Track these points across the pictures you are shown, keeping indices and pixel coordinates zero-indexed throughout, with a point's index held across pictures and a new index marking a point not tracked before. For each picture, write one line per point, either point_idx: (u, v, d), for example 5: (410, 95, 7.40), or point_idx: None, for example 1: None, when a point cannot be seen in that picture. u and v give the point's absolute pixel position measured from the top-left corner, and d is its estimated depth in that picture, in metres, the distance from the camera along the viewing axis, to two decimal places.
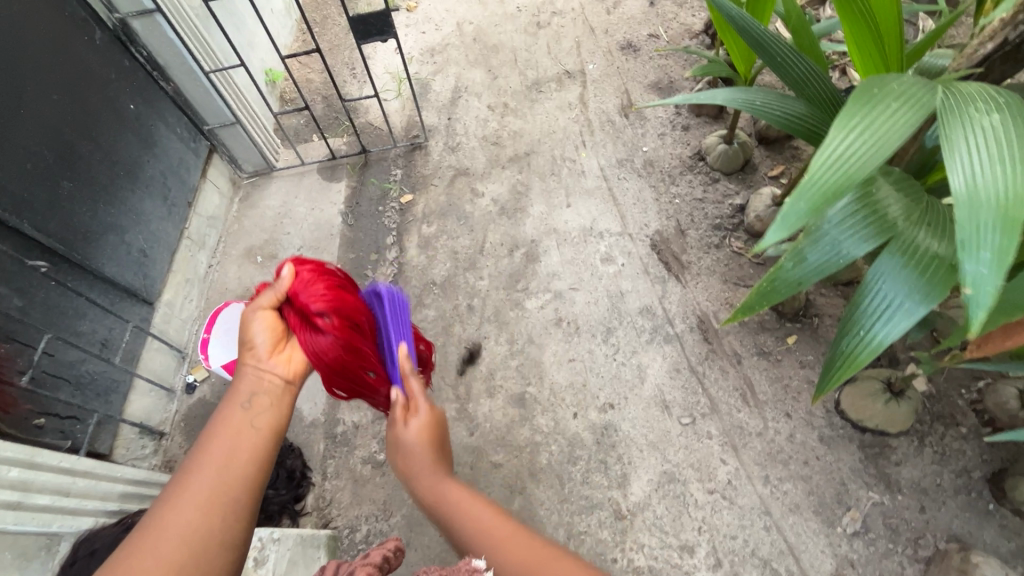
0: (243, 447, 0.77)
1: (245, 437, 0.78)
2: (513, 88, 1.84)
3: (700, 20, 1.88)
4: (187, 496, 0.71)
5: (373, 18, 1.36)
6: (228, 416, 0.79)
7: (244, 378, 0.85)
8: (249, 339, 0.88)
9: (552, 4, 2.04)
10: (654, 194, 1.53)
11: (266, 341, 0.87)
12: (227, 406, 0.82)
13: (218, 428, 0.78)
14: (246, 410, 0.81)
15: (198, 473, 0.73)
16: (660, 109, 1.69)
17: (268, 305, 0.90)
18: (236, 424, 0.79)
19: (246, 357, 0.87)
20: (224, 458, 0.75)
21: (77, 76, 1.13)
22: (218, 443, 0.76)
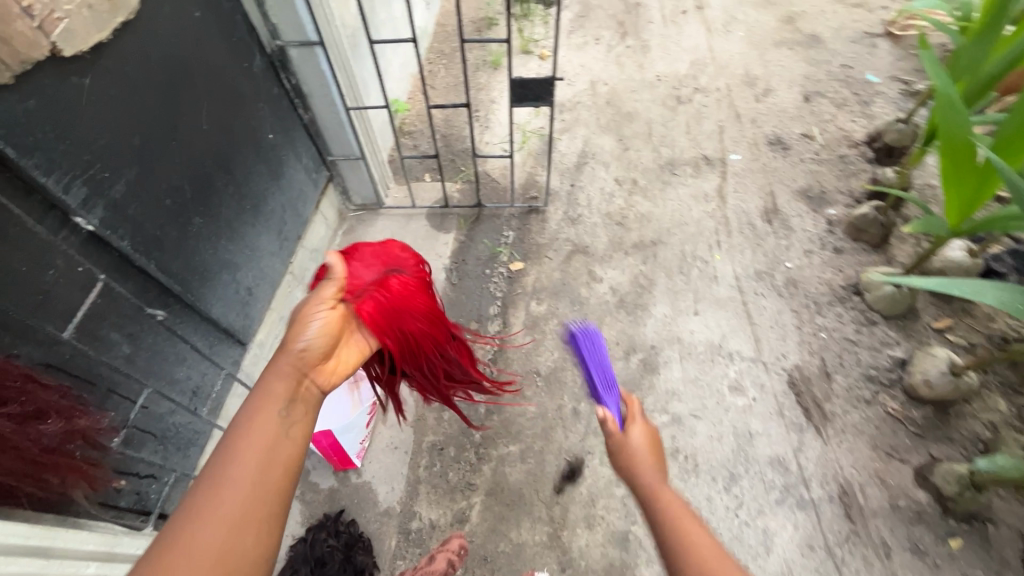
0: (274, 474, 0.62)
1: (280, 455, 0.63)
2: (645, 165, 1.72)
3: (861, 127, 1.72)
4: (205, 531, 0.56)
5: (534, 84, 1.26)
6: (262, 422, 0.64)
7: (279, 378, 0.68)
8: (300, 320, 0.73)
9: (694, 79, 1.93)
10: (795, 321, 1.37)
11: (322, 334, 0.72)
12: (258, 400, 0.66)
13: (249, 434, 0.63)
14: (280, 416, 0.65)
15: (219, 507, 0.57)
16: (808, 222, 1.53)
17: (329, 301, 0.75)
18: (268, 432, 0.64)
19: (288, 341, 0.71)
20: (248, 489, 0.59)
21: (229, 105, 1.05)
22: (249, 457, 0.61)
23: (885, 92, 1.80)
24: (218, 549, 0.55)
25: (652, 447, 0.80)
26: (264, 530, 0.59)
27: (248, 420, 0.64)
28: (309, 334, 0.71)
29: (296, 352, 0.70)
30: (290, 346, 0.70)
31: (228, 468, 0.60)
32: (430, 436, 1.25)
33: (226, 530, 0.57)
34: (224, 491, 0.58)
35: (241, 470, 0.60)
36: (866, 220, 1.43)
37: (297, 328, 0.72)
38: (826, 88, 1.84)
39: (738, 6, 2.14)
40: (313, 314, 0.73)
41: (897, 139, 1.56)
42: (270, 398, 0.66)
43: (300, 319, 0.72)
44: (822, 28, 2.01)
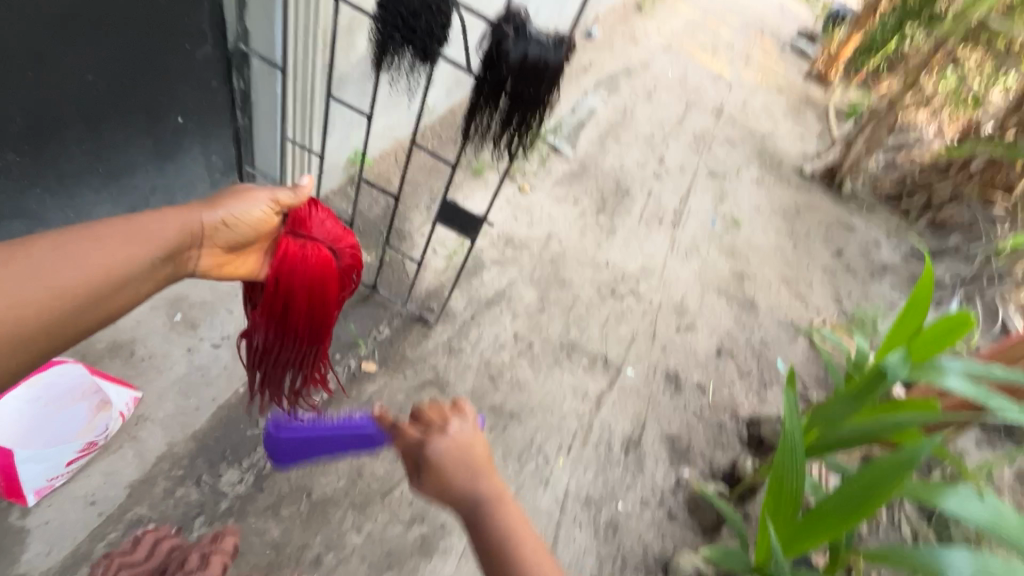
0: (119, 294, 0.71)
1: (127, 287, 0.71)
2: (549, 335, 1.69)
3: (749, 405, 1.75)
4: (28, 289, 0.64)
5: (463, 214, 1.23)
6: (137, 250, 0.72)
7: (171, 227, 0.75)
8: (234, 198, 0.80)
9: (636, 281, 1.98)
10: (592, 570, 1.26)
11: (251, 224, 0.81)
12: (142, 234, 0.73)
13: (127, 244, 0.71)
14: (157, 251, 0.74)
15: (57, 283, 0.66)
16: (659, 472, 1.48)
17: (276, 205, 0.83)
18: (138, 258, 0.72)
19: (206, 205, 0.79)
20: (93, 286, 0.68)
21: (138, 71, 0.96)
22: (85, 276, 0.68)
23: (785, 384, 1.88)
24: (35, 314, 0.64)
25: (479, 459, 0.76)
26: (76, 322, 0.68)
27: (123, 240, 0.71)
28: (236, 219, 0.80)
29: (209, 223, 0.78)
30: (208, 211, 0.78)
31: (87, 266, 0.68)
32: (143, 508, 1.05)
33: (42, 300, 0.65)
34: (70, 279, 0.66)
35: (92, 268, 0.68)
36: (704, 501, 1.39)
37: (231, 202, 0.80)
38: (738, 352, 1.90)
39: (706, 241, 2.28)
40: (255, 206, 0.81)
41: (770, 435, 1.57)
42: (158, 232, 0.74)
43: (244, 197, 0.81)
44: (761, 299, 2.14)
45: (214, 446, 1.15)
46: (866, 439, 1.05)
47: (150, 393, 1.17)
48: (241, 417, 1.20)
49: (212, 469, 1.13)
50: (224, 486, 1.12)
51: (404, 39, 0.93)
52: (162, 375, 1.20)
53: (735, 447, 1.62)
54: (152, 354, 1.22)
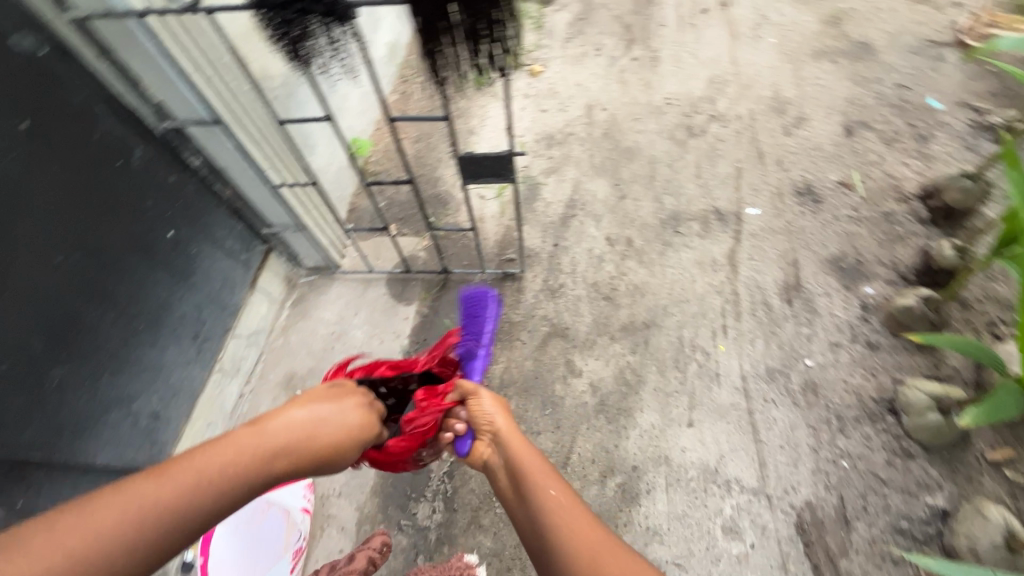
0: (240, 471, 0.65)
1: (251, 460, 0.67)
2: (644, 219, 1.46)
3: (914, 174, 1.41)
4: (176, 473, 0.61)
5: (489, 160, 1.02)
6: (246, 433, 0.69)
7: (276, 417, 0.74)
8: (308, 402, 0.78)
9: (711, 102, 1.62)
10: (810, 441, 1.13)
11: (344, 426, 0.79)
12: (247, 433, 0.70)
13: (213, 449, 0.65)
14: (274, 441, 0.70)
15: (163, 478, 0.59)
16: (837, 305, 1.26)
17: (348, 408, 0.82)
18: (231, 472, 0.65)
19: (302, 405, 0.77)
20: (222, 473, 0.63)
21: (97, 219, 0.86)
22: (227, 462, 0.64)
23: (950, 123, 1.47)
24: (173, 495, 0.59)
25: (507, 418, 0.88)
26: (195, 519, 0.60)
27: (211, 450, 0.65)
28: (327, 415, 0.78)
29: (311, 412, 0.76)
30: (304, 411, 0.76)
31: (192, 461, 0.63)
32: None
33: (199, 477, 0.62)
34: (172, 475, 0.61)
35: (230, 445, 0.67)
36: (909, 315, 1.16)
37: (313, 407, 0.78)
38: (873, 117, 1.52)
39: (772, 3, 1.79)
40: (342, 408, 0.81)
41: (961, 198, 1.25)
42: (235, 438, 0.68)
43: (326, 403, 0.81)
44: (874, 35, 1.66)
45: (395, 491, 1.18)
46: None
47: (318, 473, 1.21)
48: None
49: (405, 511, 1.16)
50: (423, 521, 1.15)
51: (300, 12, 0.69)
52: None
53: (919, 232, 1.32)
54: None
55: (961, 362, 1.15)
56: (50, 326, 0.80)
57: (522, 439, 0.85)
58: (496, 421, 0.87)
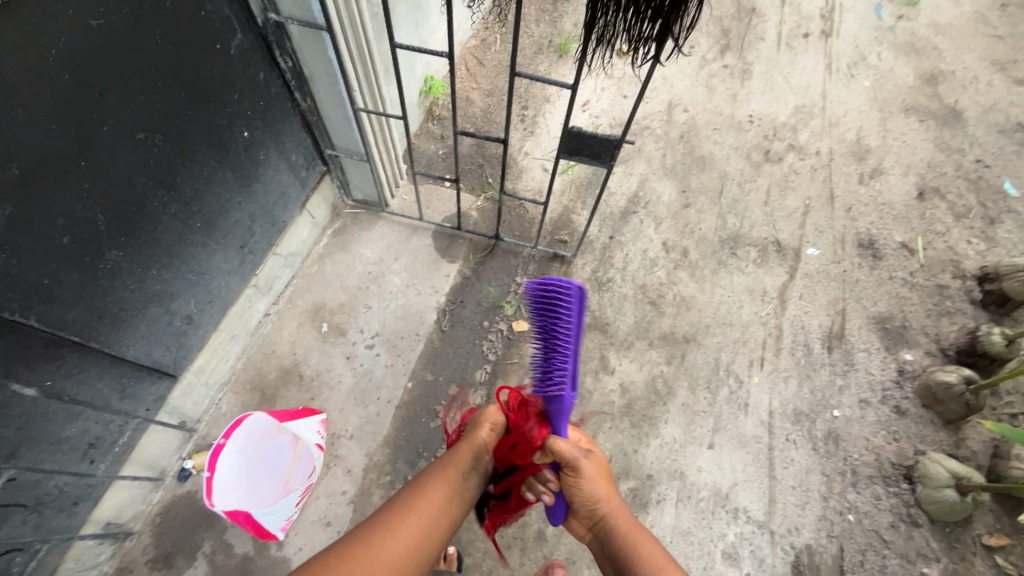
0: (433, 531, 0.73)
1: (439, 527, 0.74)
2: (704, 233, 1.43)
3: (974, 254, 1.41)
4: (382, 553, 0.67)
5: (593, 140, 0.97)
6: (412, 505, 0.74)
7: (436, 487, 0.77)
8: (456, 451, 0.83)
9: (793, 131, 1.59)
10: (822, 489, 1.15)
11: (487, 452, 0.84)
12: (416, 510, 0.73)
13: (405, 524, 0.71)
14: (433, 538, 0.73)
15: (404, 530, 0.70)
16: (875, 363, 1.27)
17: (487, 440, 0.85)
18: (444, 494, 0.77)
19: (458, 455, 0.82)
20: (427, 526, 0.73)
21: (183, 103, 0.79)
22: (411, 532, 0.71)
23: (1019, 211, 1.47)
24: (396, 562, 0.67)
25: (601, 474, 0.78)
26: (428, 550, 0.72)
27: (415, 506, 0.74)
28: (478, 443, 0.84)
29: (463, 448, 0.83)
30: (471, 450, 0.83)
31: (406, 517, 0.72)
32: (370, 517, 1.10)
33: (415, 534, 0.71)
34: (398, 534, 0.70)
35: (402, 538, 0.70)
36: (946, 391, 1.17)
37: (471, 441, 0.84)
38: (948, 187, 1.51)
39: (874, 44, 1.74)
40: (488, 428, 0.85)
41: (1019, 290, 1.27)
42: (410, 528, 0.71)
43: (473, 432, 0.85)
44: (967, 104, 1.63)
45: (407, 445, 1.16)
46: None
47: (332, 411, 1.18)
48: (420, 411, 1.20)
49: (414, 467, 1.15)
50: None
51: None
52: (336, 388, 1.20)
53: (966, 312, 1.33)
54: (317, 371, 1.21)
55: (979, 446, 1.18)
56: (118, 204, 0.74)
57: (629, 522, 0.77)
58: (601, 505, 0.77)
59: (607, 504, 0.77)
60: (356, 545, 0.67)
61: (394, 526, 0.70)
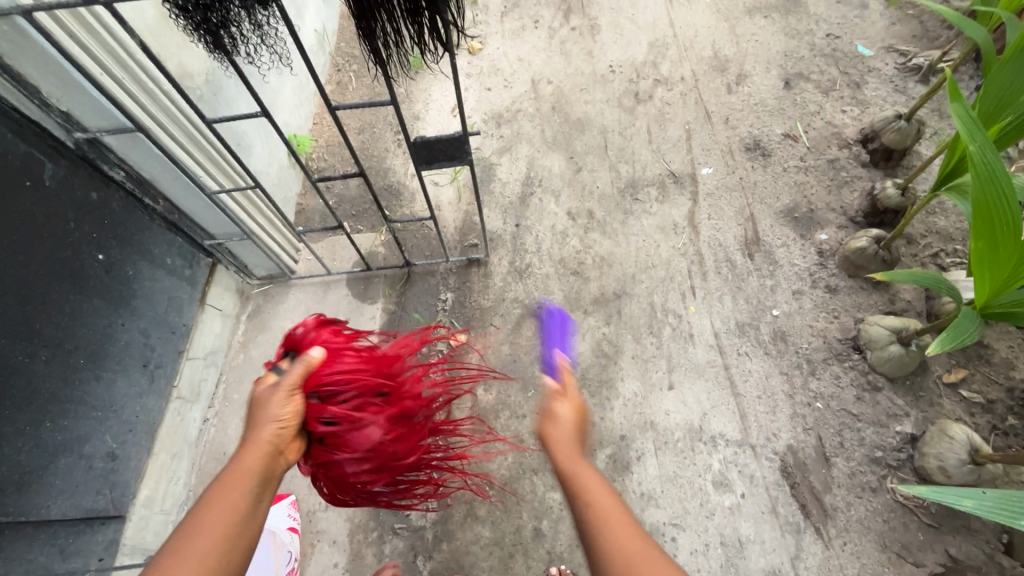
0: (244, 535, 0.55)
1: (251, 529, 0.56)
2: (602, 190, 1.45)
3: (852, 120, 1.46)
4: None
5: (442, 144, 0.97)
6: (200, 524, 0.53)
7: (234, 471, 0.58)
8: (252, 419, 0.62)
9: (654, 67, 1.62)
10: (785, 388, 1.17)
11: (284, 420, 0.62)
12: (204, 528, 0.54)
13: (186, 550, 0.52)
14: (234, 553, 0.54)
15: None
16: (796, 253, 1.30)
17: (295, 385, 0.65)
18: (239, 494, 0.57)
19: (253, 431, 0.61)
20: (233, 526, 0.55)
21: (8, 252, 0.77)
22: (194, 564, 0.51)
23: (879, 67, 1.53)
24: None
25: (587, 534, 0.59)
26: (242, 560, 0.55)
27: (207, 512, 0.55)
28: (268, 421, 0.62)
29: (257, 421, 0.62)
30: (255, 434, 0.61)
31: (197, 532, 0.53)
32: None
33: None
34: (191, 553, 0.52)
35: None
36: (864, 256, 1.21)
37: (258, 425, 0.61)
38: (809, 68, 1.56)
39: None
40: (274, 399, 0.63)
41: (898, 139, 1.31)
42: (206, 538, 0.53)
43: (255, 421, 0.62)
44: None
45: None
46: None
47: (300, 490, 1.15)
48: None
49: (398, 514, 1.12)
50: (418, 521, 1.12)
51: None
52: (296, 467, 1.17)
53: (862, 176, 1.37)
54: None
55: (912, 294, 1.21)
56: None
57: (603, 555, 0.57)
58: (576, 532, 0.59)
59: (562, 454, 0.67)
60: None
61: (178, 552, 0.52)
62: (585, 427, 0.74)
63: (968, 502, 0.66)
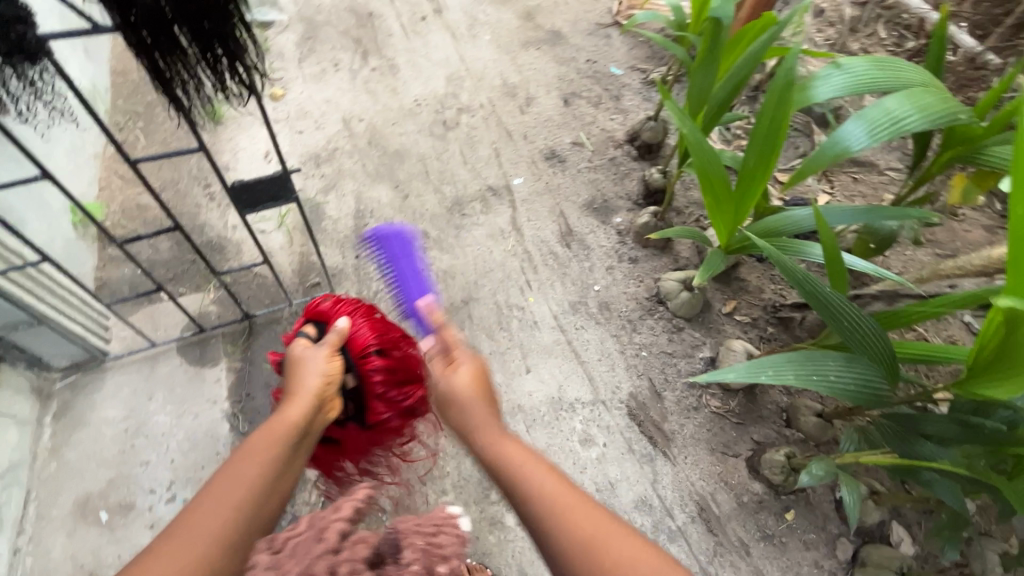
0: (277, 481, 0.68)
1: (279, 485, 0.68)
2: (432, 211, 1.56)
3: (619, 125, 1.80)
4: (218, 501, 0.62)
5: (262, 184, 0.98)
6: (269, 430, 0.72)
7: (287, 411, 0.75)
8: (297, 373, 0.82)
9: (455, 97, 1.80)
10: (618, 346, 1.38)
11: (325, 372, 0.82)
12: (265, 438, 0.71)
13: (259, 449, 0.69)
14: (278, 458, 0.69)
15: (229, 478, 0.64)
16: (602, 237, 1.56)
17: (331, 345, 0.87)
18: (277, 445, 0.70)
19: (296, 386, 0.80)
20: (251, 490, 0.64)
21: None
22: (244, 481, 0.65)
23: (630, 83, 1.91)
24: (228, 520, 0.61)
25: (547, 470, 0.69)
26: (260, 516, 0.63)
27: (246, 465, 0.66)
28: (314, 379, 0.80)
29: (300, 377, 0.81)
30: (305, 385, 0.79)
31: (241, 467, 0.66)
32: None
33: (253, 484, 0.65)
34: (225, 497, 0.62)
35: (245, 471, 0.66)
36: (649, 229, 1.50)
37: (303, 380, 0.80)
38: (580, 88, 1.88)
39: (476, 6, 2.04)
40: (323, 356, 0.84)
41: (654, 136, 1.66)
42: (260, 448, 0.69)
43: (302, 372, 0.82)
44: (560, 24, 2.04)
45: None
46: (743, 84, 1.17)
47: None
48: None
49: None
50: None
51: None
52: None
53: (636, 167, 1.70)
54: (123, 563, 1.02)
55: (688, 251, 1.53)
56: None
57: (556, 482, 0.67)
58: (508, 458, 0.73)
59: (487, 432, 0.78)
60: (192, 504, 0.62)
61: (214, 499, 0.62)
62: (485, 394, 0.87)
63: (729, 377, 0.95)
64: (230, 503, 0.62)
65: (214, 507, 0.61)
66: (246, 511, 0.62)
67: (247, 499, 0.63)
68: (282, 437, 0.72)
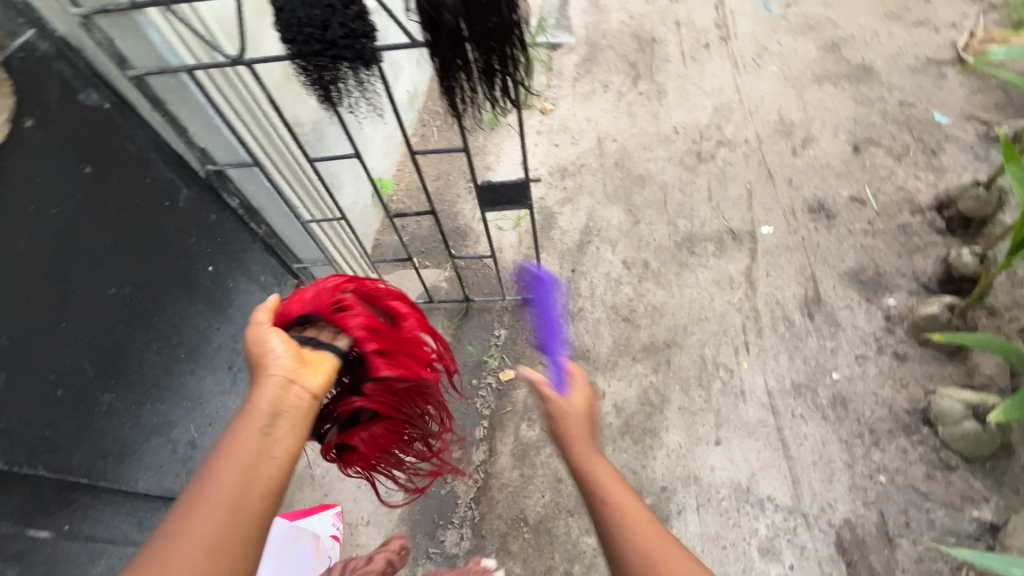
0: (254, 486, 0.53)
1: (262, 484, 0.53)
2: (659, 242, 1.49)
3: (926, 187, 1.43)
4: (196, 523, 0.50)
5: (506, 188, 1.07)
6: (240, 426, 0.55)
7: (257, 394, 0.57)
8: (258, 354, 0.60)
9: (718, 128, 1.68)
10: (844, 457, 1.11)
11: (290, 348, 0.61)
12: (236, 437, 0.55)
13: (230, 446, 0.54)
14: (256, 458, 0.54)
15: (216, 484, 0.52)
16: (861, 317, 1.26)
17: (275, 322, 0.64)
18: (254, 431, 0.55)
19: (260, 363, 0.60)
20: (231, 491, 0.52)
21: (148, 257, 0.93)
22: (222, 491, 0.51)
23: (958, 137, 1.51)
24: (212, 536, 0.50)
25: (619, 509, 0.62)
26: (257, 507, 0.52)
27: (211, 489, 0.52)
28: (277, 360, 0.59)
29: (260, 357, 0.60)
30: (264, 366, 0.59)
31: (210, 486, 0.52)
32: None
33: (231, 489, 0.52)
34: (197, 532, 0.49)
35: (218, 480, 0.52)
36: (936, 323, 1.15)
37: (266, 359, 0.60)
38: (880, 134, 1.55)
39: (772, 34, 1.86)
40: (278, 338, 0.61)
41: (977, 207, 1.28)
42: (233, 445, 0.54)
43: (262, 349, 0.60)
44: (874, 58, 1.71)
45: (423, 518, 1.18)
46: None
47: (346, 502, 1.21)
48: None
49: (434, 539, 1.15)
50: (452, 548, 1.14)
51: (333, 58, 0.77)
52: (347, 480, 1.23)
53: (936, 242, 1.34)
54: (328, 468, 1.25)
55: (995, 371, 1.15)
56: (96, 352, 0.85)
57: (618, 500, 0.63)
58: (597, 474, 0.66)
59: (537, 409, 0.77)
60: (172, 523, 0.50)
61: (182, 540, 0.49)
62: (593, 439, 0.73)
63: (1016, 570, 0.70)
64: (212, 524, 0.50)
65: (192, 537, 0.49)
66: (232, 529, 0.51)
67: (238, 520, 0.51)
68: (260, 422, 0.56)
